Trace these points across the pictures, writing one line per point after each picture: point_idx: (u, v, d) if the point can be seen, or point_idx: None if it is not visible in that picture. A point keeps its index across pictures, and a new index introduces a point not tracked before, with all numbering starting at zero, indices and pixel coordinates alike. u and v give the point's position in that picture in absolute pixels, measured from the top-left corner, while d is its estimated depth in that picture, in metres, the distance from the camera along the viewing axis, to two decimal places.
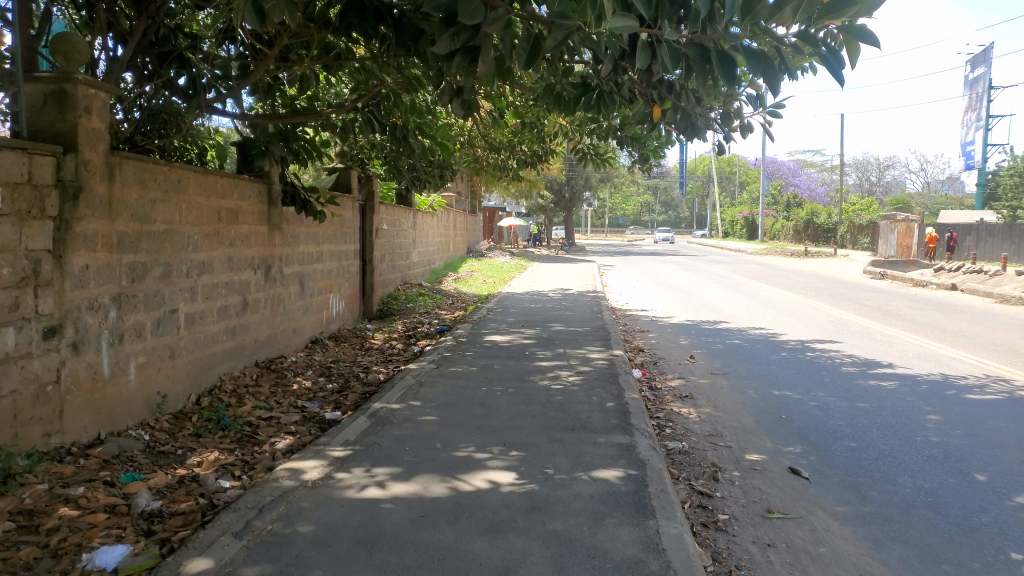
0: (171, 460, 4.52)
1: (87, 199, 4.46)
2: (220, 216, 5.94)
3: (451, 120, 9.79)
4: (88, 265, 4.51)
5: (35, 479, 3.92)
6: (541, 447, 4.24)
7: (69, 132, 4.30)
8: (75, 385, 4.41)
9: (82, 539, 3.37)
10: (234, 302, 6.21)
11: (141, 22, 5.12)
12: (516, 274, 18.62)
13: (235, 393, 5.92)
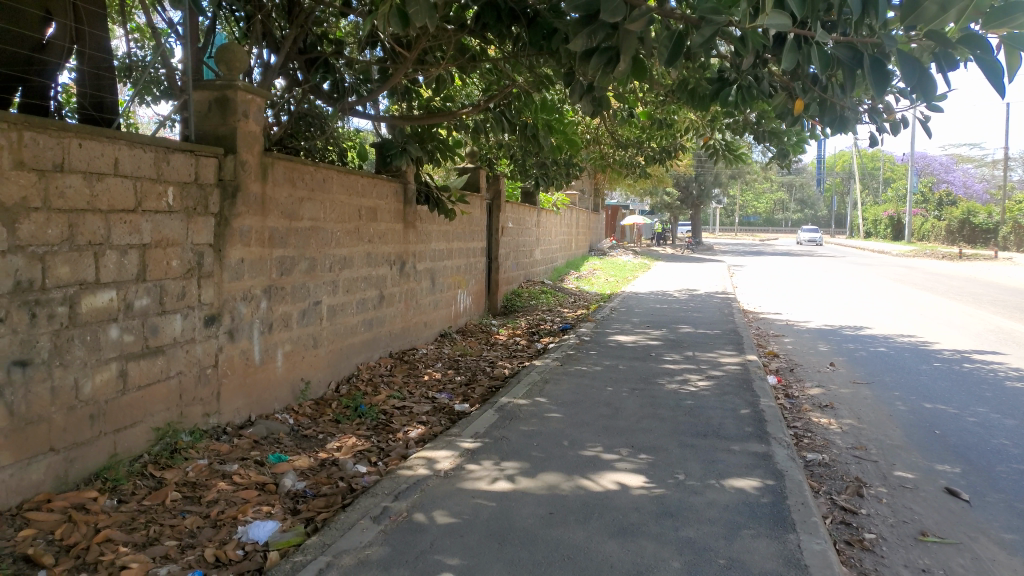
0: (313, 444, 4.79)
1: (244, 197, 4.81)
2: (360, 213, 6.23)
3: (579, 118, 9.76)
4: (244, 258, 4.87)
5: (196, 454, 4.32)
6: (671, 452, 4.17)
7: (229, 135, 4.65)
8: (230, 369, 4.80)
9: (238, 512, 3.66)
10: (372, 295, 6.50)
11: (292, 31, 5.43)
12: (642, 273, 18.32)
13: (371, 381, 6.20)
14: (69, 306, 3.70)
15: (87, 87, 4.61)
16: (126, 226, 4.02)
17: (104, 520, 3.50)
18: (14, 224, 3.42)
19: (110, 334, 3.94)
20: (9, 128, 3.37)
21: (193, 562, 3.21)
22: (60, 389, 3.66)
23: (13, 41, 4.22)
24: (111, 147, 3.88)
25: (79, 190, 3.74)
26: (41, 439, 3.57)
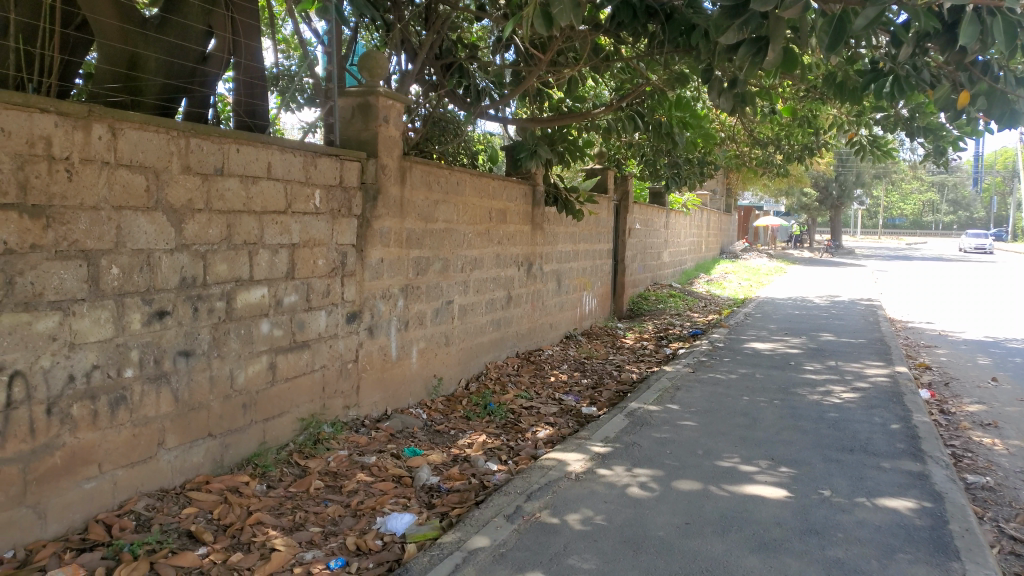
0: (445, 439, 4.90)
1: (384, 199, 4.99)
2: (491, 215, 6.32)
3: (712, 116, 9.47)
4: (383, 258, 5.05)
5: (337, 445, 4.54)
6: (814, 466, 3.95)
7: (371, 139, 4.85)
8: (369, 365, 5.00)
9: (376, 503, 3.80)
10: (500, 296, 6.58)
11: (428, 37, 5.60)
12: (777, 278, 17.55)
13: (500, 380, 6.28)
14: (227, 301, 4.00)
15: (242, 93, 4.95)
16: (277, 227, 4.27)
17: (255, 503, 3.74)
18: (180, 224, 3.73)
19: (262, 329, 4.21)
20: (178, 136, 3.69)
21: (336, 549, 3.36)
22: (218, 378, 3.97)
23: (178, 54, 4.53)
24: (266, 152, 4.15)
25: (237, 192, 4.01)
26: (200, 425, 3.90)
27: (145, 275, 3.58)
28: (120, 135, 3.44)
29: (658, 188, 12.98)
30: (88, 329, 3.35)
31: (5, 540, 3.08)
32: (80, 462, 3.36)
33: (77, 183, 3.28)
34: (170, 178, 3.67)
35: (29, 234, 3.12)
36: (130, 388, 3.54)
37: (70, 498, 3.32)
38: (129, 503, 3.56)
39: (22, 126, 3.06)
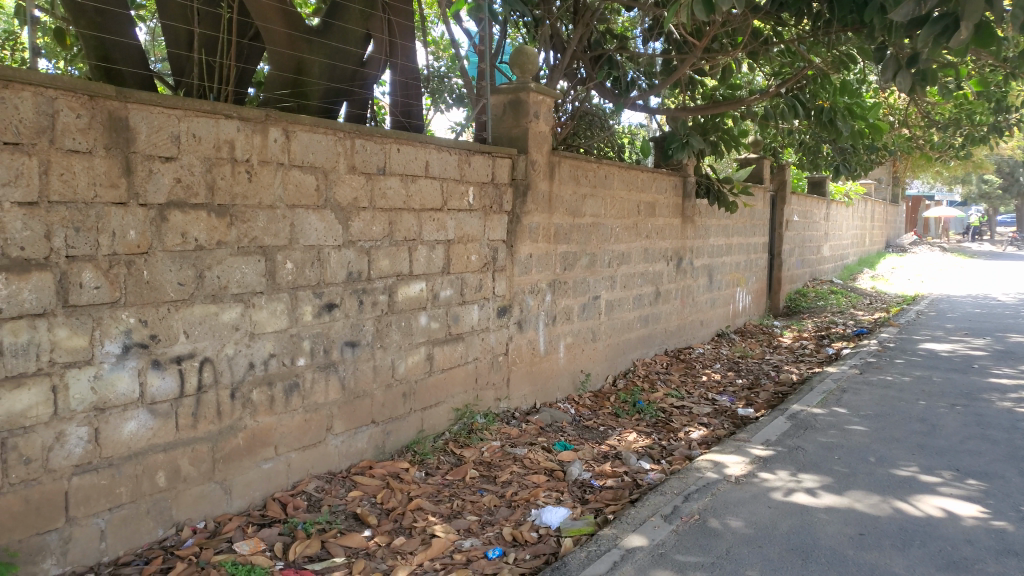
0: (595, 435, 4.88)
1: (534, 195, 5.02)
2: (640, 208, 6.21)
3: (881, 97, 8.80)
4: (533, 253, 5.09)
5: (490, 435, 4.64)
6: (1009, 481, 3.57)
7: (522, 136, 4.89)
8: (518, 358, 5.07)
9: (530, 495, 3.86)
10: (649, 291, 6.47)
11: (577, 31, 5.63)
12: (953, 273, 16.06)
13: (648, 378, 6.17)
14: (388, 294, 4.21)
15: (399, 94, 5.14)
16: (434, 223, 4.42)
17: (415, 489, 3.91)
18: (347, 222, 3.97)
19: (419, 321, 4.39)
20: (344, 137, 3.91)
21: (493, 539, 3.46)
22: (380, 368, 4.19)
23: (340, 56, 4.75)
24: (424, 151, 4.30)
25: (398, 191, 4.20)
26: (365, 412, 4.15)
27: (315, 270, 3.86)
28: (293, 138, 3.70)
29: (818, 177, 12.24)
30: (266, 320, 3.69)
31: (199, 511, 3.50)
32: (259, 444, 3.71)
33: (256, 184, 3.58)
34: (338, 178, 3.91)
35: (216, 232, 3.45)
36: (302, 376, 3.85)
37: (251, 477, 3.68)
38: (302, 483, 3.88)
39: (209, 132, 3.39)
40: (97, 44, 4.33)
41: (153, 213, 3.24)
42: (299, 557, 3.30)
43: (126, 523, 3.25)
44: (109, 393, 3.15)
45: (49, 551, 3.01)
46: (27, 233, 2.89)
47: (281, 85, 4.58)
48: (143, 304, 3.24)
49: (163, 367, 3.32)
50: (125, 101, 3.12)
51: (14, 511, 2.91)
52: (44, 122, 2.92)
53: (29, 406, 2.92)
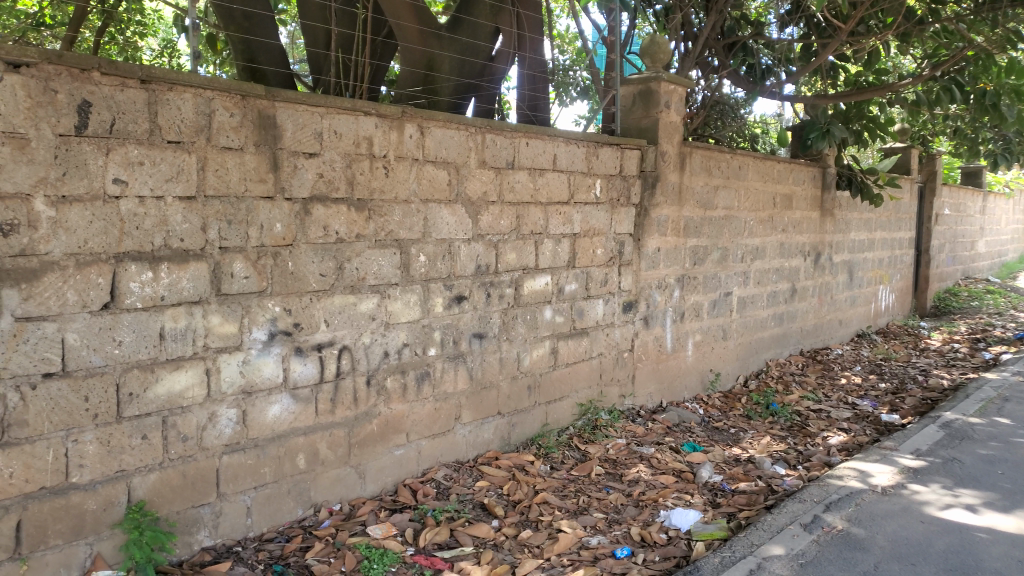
0: (725, 437, 4.72)
1: (663, 187, 4.90)
2: (776, 201, 5.94)
3: None
4: (661, 247, 4.97)
5: (615, 433, 4.60)
6: None
7: (652, 126, 4.78)
8: (645, 355, 4.98)
9: (658, 496, 3.80)
10: (784, 288, 6.18)
11: (710, 18, 5.50)
12: None
13: (782, 379, 5.90)
14: (515, 288, 4.23)
15: (527, 87, 5.15)
16: (561, 217, 4.40)
17: (541, 483, 3.93)
18: (477, 216, 4.03)
19: (545, 315, 4.38)
20: (475, 132, 3.96)
21: (621, 538, 3.43)
22: (506, 360, 4.23)
23: (470, 52, 4.83)
24: (552, 144, 4.28)
25: (526, 184, 4.21)
26: (492, 404, 4.20)
27: (446, 262, 3.94)
28: (427, 134, 3.78)
29: (973, 168, 11.32)
30: (400, 310, 3.80)
31: (335, 493, 3.66)
32: (392, 431, 3.82)
33: (392, 179, 3.69)
34: (469, 172, 3.97)
35: (355, 225, 3.59)
36: (433, 365, 3.94)
37: (383, 463, 3.81)
38: (431, 471, 3.98)
39: (349, 129, 3.53)
40: (244, 46, 4.58)
41: (298, 207, 3.41)
42: (430, 544, 3.41)
43: (270, 501, 3.46)
44: (256, 377, 3.35)
45: (203, 523, 3.27)
46: (186, 225, 3.10)
47: (414, 81, 4.69)
48: (288, 294, 3.42)
49: (304, 355, 3.49)
50: (273, 100, 3.30)
51: (174, 484, 3.18)
52: (202, 121, 3.12)
53: (186, 387, 3.16)
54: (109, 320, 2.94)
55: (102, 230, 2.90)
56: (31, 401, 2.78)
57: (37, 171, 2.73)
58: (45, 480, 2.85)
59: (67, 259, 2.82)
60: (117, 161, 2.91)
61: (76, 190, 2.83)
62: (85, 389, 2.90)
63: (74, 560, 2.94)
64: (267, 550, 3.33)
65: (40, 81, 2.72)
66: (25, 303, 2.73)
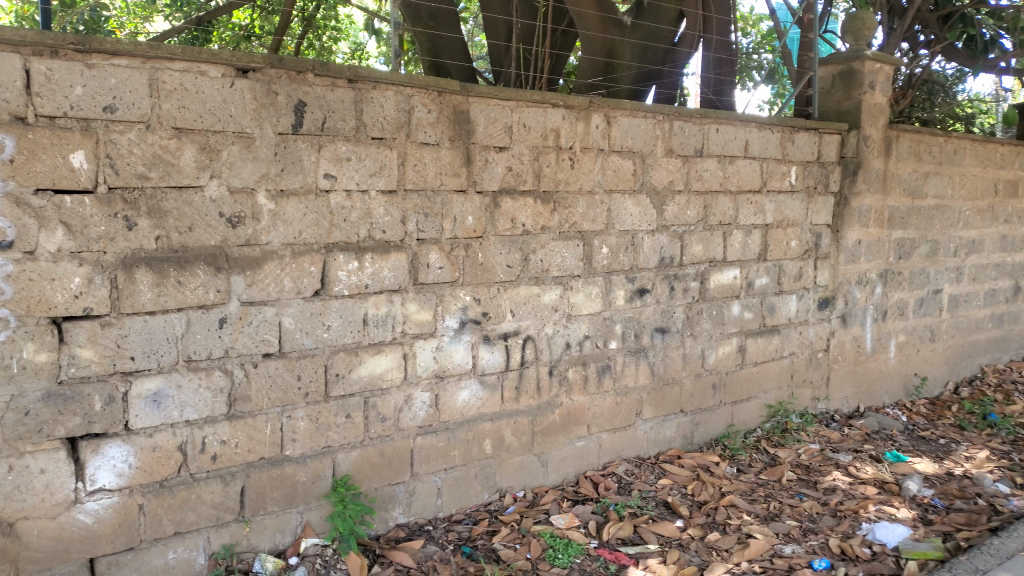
0: (934, 448, 4.35)
1: (865, 174, 4.55)
2: (997, 188, 5.34)
3: None
4: (861, 240, 4.63)
5: (808, 437, 4.37)
6: None
7: (854, 109, 4.49)
8: (841, 355, 4.68)
9: (859, 506, 3.57)
10: (1005, 285, 5.56)
11: None
12: None
13: (1001, 387, 5.32)
14: (701, 281, 4.09)
15: (711, 71, 4.95)
16: (752, 206, 4.19)
17: (727, 485, 3.83)
18: (662, 206, 3.93)
19: (732, 310, 4.20)
20: (663, 120, 3.87)
21: (817, 549, 3.25)
22: (690, 357, 4.10)
23: (652, 37, 4.74)
24: (744, 130, 4.09)
25: (715, 173, 4.06)
26: (674, 401, 4.10)
27: (630, 254, 3.87)
28: (614, 124, 3.74)
29: None
30: (583, 302, 3.78)
31: (519, 480, 3.73)
32: (573, 422, 3.83)
33: (578, 170, 3.68)
34: (655, 161, 3.88)
35: (541, 217, 3.62)
36: (614, 359, 3.90)
37: (565, 453, 3.83)
38: (612, 465, 3.96)
39: (538, 122, 3.56)
40: (429, 44, 4.82)
41: (488, 200, 3.48)
42: (613, 539, 3.40)
43: (458, 484, 3.58)
44: (447, 363, 3.47)
45: (397, 500, 3.45)
46: (388, 218, 3.26)
47: (593, 70, 4.69)
48: (478, 284, 3.50)
49: (492, 343, 3.57)
50: (467, 95, 3.38)
51: (373, 462, 3.36)
52: (402, 118, 3.25)
53: (386, 369, 3.33)
54: (319, 306, 3.15)
55: (314, 222, 3.10)
56: (254, 377, 3.05)
57: (260, 167, 2.97)
58: (265, 451, 3.11)
59: (285, 249, 3.05)
60: (328, 158, 3.11)
61: (292, 184, 3.05)
62: (298, 369, 3.14)
63: (288, 526, 3.22)
64: (456, 531, 3.46)
65: (263, 85, 2.95)
66: (250, 289, 2.99)
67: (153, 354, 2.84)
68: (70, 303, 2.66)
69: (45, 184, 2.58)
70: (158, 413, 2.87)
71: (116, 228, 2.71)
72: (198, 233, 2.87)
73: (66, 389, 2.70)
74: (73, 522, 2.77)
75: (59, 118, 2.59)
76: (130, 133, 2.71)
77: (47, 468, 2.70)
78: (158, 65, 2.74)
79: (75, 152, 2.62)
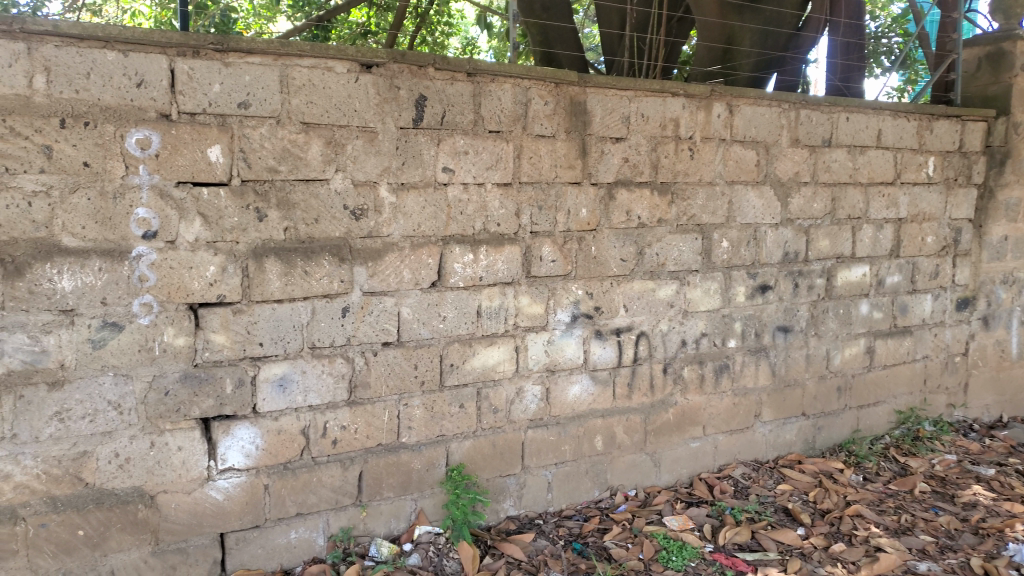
0: None
1: (1015, 165, 4.24)
2: None
3: None
4: (1008, 236, 4.33)
5: (943, 447, 4.11)
6: None
7: (1002, 94, 4.18)
8: (981, 360, 4.40)
9: (1004, 525, 3.32)
10: None
11: None
12: None
13: None
14: (827, 278, 3.91)
15: (840, 56, 4.69)
16: (884, 199, 3.97)
17: (853, 494, 3.65)
18: (787, 199, 3.77)
19: (861, 309, 4.00)
20: (790, 108, 3.71)
21: (957, 568, 3.03)
22: (814, 357, 3.93)
23: (774, 23, 4.53)
24: (876, 119, 3.88)
25: (845, 163, 3.86)
26: (795, 403, 3.94)
27: (751, 249, 3.73)
28: (737, 112, 3.61)
29: None
30: (700, 299, 3.67)
31: (631, 478, 3.67)
32: (688, 422, 3.73)
33: (698, 161, 3.57)
34: (780, 152, 3.72)
35: (658, 210, 3.53)
36: (733, 358, 3.77)
37: (679, 453, 3.74)
38: (728, 467, 3.84)
39: (657, 111, 3.47)
40: (542, 35, 4.78)
41: (603, 192, 3.42)
42: (729, 544, 3.29)
43: (569, 479, 3.55)
44: (559, 357, 3.45)
45: (508, 493, 3.45)
46: (503, 211, 3.26)
47: (711, 58, 4.56)
48: (590, 278, 3.45)
49: (604, 338, 3.52)
50: (584, 86, 3.33)
51: (485, 453, 3.38)
52: (519, 110, 3.24)
53: (498, 361, 3.34)
54: (436, 297, 3.19)
55: (433, 215, 3.14)
56: (373, 365, 3.12)
57: (382, 161, 3.03)
58: (382, 438, 3.18)
59: (404, 241, 3.10)
60: (446, 151, 3.13)
61: (412, 178, 3.09)
62: (415, 358, 3.19)
63: (402, 512, 3.28)
64: (567, 526, 3.44)
65: (386, 79, 3.00)
66: (371, 279, 3.06)
67: (280, 341, 2.95)
68: (206, 291, 2.80)
69: (185, 177, 2.72)
70: (283, 397, 2.99)
71: (248, 219, 2.83)
72: (323, 225, 2.96)
73: (201, 371, 2.84)
74: (206, 497, 2.92)
75: (198, 114, 2.72)
76: (263, 128, 2.82)
77: (185, 445, 2.85)
78: (289, 62, 2.83)
79: (212, 147, 2.74)
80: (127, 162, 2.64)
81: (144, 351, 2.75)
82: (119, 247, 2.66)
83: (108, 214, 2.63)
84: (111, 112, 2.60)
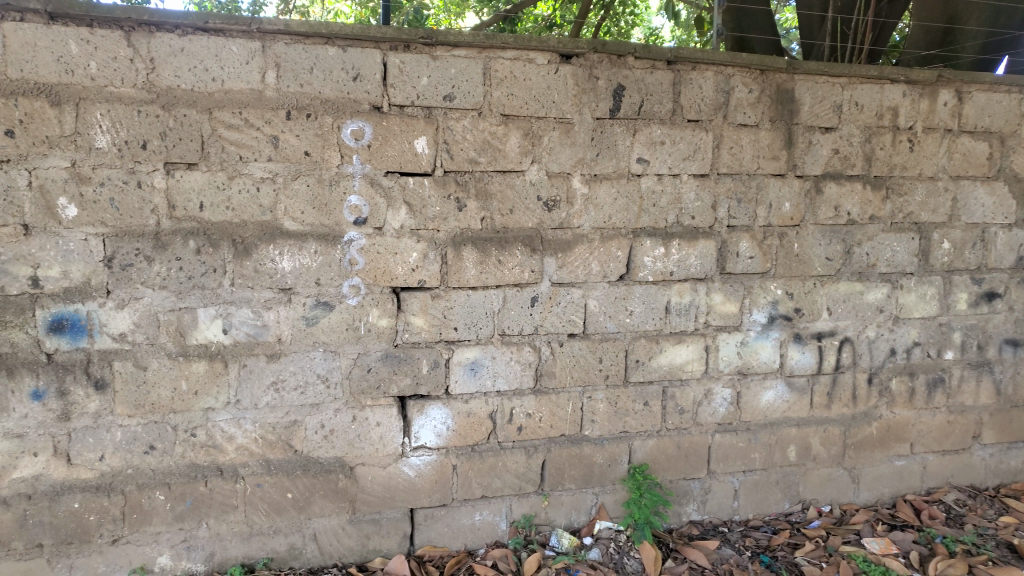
0: None
1: None
2: None
3: None
4: None
5: None
6: None
7: None
8: None
9: None
10: None
11: None
12: None
13: None
14: None
15: None
16: None
17: None
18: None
19: None
20: None
21: None
22: None
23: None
24: None
25: None
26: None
27: (977, 252, 3.38)
28: (967, 100, 3.27)
29: None
30: (914, 304, 3.36)
31: (825, 493, 3.44)
32: (894, 438, 3.45)
33: (919, 153, 3.26)
34: (1018, 143, 3.37)
35: (870, 206, 3.26)
36: (949, 371, 3.44)
37: (881, 471, 3.47)
38: (939, 491, 3.53)
39: (873, 99, 3.20)
40: (735, 22, 4.62)
41: (809, 185, 3.20)
42: None
43: (757, 488, 3.38)
44: (752, 360, 3.28)
45: (692, 496, 3.34)
46: (698, 203, 3.14)
47: (929, 41, 4.19)
48: (791, 277, 3.25)
49: (804, 343, 3.30)
50: (792, 73, 3.12)
51: (670, 453, 3.29)
52: (721, 98, 3.09)
53: (686, 360, 3.23)
54: (623, 291, 3.13)
55: (625, 207, 3.08)
56: (559, 355, 3.12)
57: (577, 152, 3.01)
58: (566, 429, 3.18)
59: (595, 233, 3.07)
60: (642, 142, 3.05)
61: (606, 169, 3.05)
62: (600, 351, 3.15)
63: (583, 505, 3.26)
64: (754, 537, 3.27)
65: (586, 70, 2.97)
66: (561, 270, 3.05)
67: (473, 326, 3.01)
68: (409, 276, 2.91)
69: (393, 167, 2.84)
70: (474, 381, 3.05)
71: (449, 209, 2.91)
72: (518, 216, 2.99)
73: (401, 351, 2.97)
74: (399, 473, 3.05)
75: (407, 107, 2.83)
76: (465, 120, 2.88)
77: (382, 422, 3.00)
78: (493, 54, 2.87)
79: (418, 138, 2.84)
80: (342, 152, 2.79)
81: (350, 330, 2.91)
82: (333, 232, 2.83)
83: (324, 201, 2.80)
84: (330, 104, 2.76)
